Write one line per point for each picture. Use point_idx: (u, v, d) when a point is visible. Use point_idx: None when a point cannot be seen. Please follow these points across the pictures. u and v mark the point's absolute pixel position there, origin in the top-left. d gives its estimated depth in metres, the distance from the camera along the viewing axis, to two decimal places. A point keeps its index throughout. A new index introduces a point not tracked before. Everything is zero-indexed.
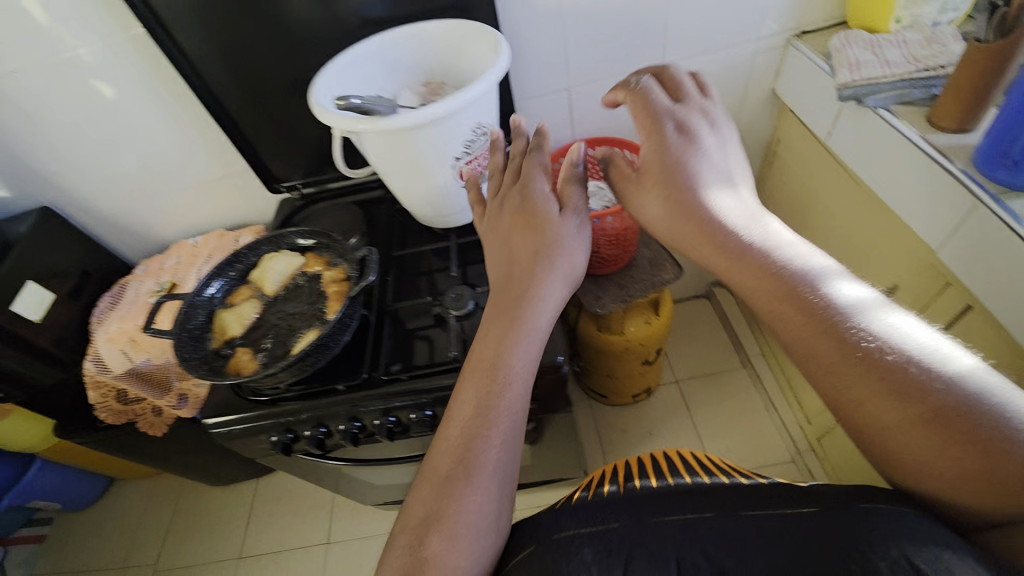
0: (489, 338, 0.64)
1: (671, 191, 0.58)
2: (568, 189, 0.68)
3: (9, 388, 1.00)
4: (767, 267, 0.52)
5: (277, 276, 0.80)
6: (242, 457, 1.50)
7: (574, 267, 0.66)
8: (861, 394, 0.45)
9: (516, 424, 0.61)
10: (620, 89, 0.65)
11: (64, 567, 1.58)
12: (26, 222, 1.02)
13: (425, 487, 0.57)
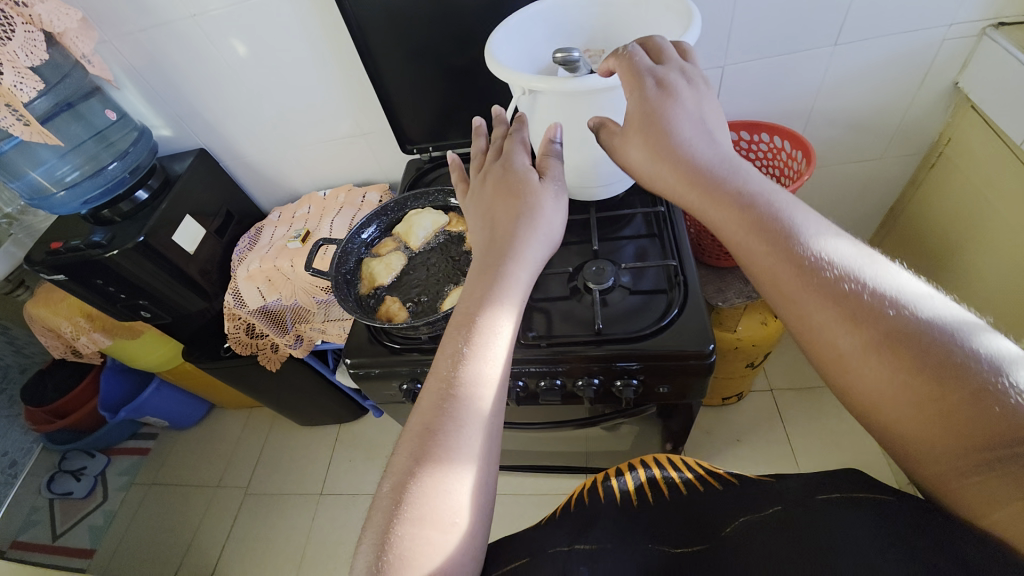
0: (472, 291, 0.57)
1: (657, 141, 0.56)
2: (547, 161, 0.64)
3: (158, 310, 1.09)
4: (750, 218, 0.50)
5: (423, 232, 0.81)
6: (331, 403, 1.59)
7: (551, 230, 0.61)
8: (843, 346, 0.43)
9: (504, 381, 0.54)
10: (610, 57, 0.61)
11: (164, 478, 1.74)
12: (184, 162, 1.10)
13: (409, 445, 0.49)
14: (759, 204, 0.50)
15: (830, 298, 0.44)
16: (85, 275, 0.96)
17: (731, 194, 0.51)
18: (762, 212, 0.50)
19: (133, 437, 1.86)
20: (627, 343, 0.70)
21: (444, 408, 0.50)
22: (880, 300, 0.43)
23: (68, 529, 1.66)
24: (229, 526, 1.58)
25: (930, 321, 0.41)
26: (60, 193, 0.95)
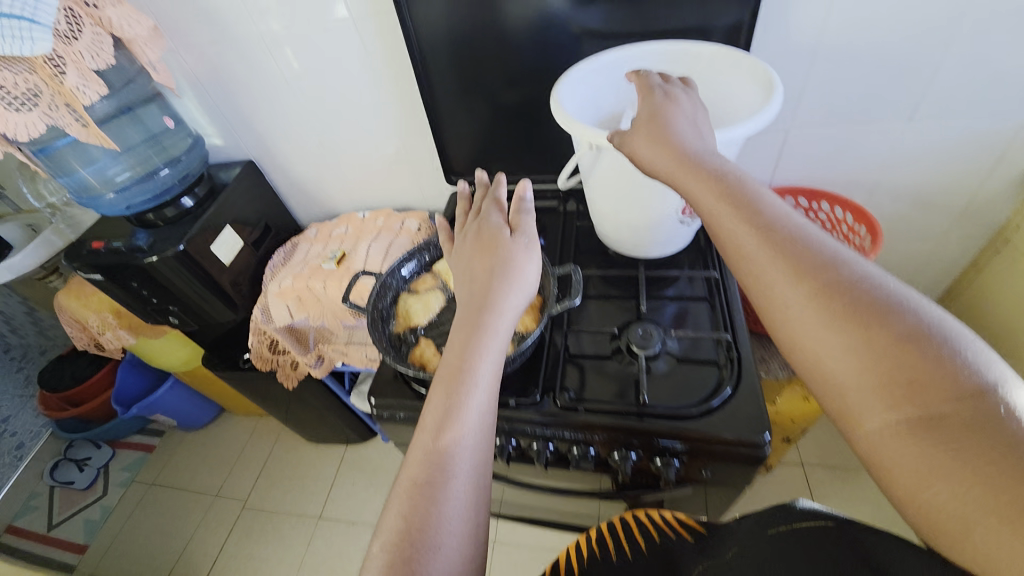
0: (455, 344, 0.58)
1: (659, 135, 0.56)
2: (519, 218, 0.68)
3: (185, 316, 1.08)
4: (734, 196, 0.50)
5: None
6: (341, 424, 1.55)
7: (528, 282, 0.63)
8: (799, 316, 0.43)
9: (484, 413, 0.54)
10: (633, 74, 0.64)
11: (164, 478, 1.71)
12: (231, 172, 1.11)
13: (402, 500, 0.48)
14: (740, 194, 0.50)
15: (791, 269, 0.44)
16: (122, 276, 0.98)
17: (704, 167, 0.52)
18: (734, 189, 0.50)
19: (140, 432, 1.84)
20: (672, 420, 0.66)
21: (433, 459, 0.50)
22: (858, 284, 0.41)
23: (64, 520, 1.63)
24: (223, 539, 1.53)
25: (898, 306, 0.40)
26: (110, 194, 0.96)
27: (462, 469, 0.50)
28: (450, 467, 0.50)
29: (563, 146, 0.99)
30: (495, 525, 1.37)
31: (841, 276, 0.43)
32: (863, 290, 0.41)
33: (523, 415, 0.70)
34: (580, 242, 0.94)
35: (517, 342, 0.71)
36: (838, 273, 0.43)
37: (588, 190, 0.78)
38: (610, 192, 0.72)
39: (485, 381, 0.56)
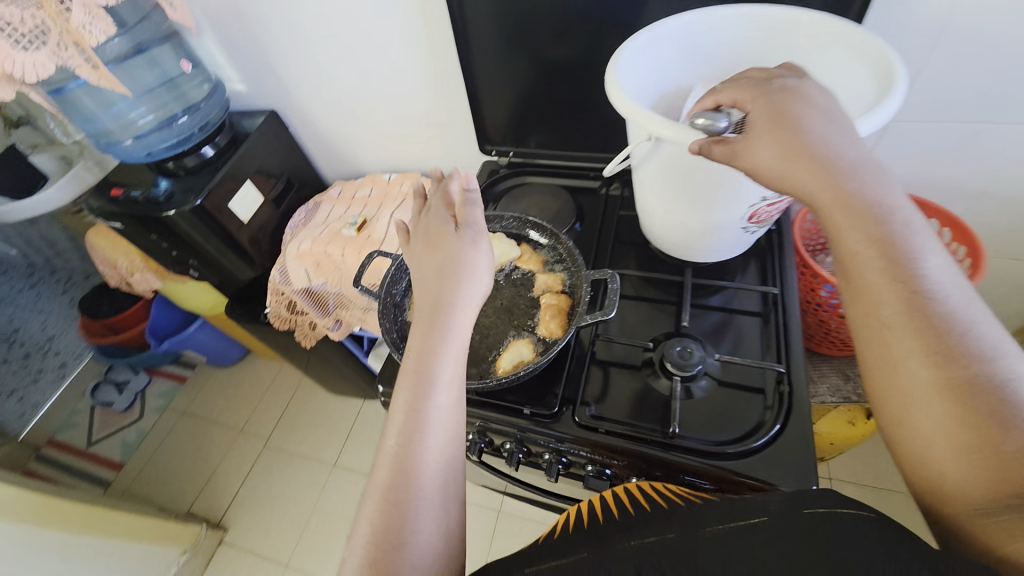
0: (414, 344, 0.55)
1: (779, 132, 0.45)
2: (463, 210, 0.62)
3: (205, 270, 1.07)
4: (864, 226, 0.41)
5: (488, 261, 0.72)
6: (359, 381, 1.56)
7: (480, 275, 0.58)
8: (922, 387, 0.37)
9: (447, 415, 0.52)
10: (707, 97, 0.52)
11: (194, 408, 1.80)
12: (255, 121, 1.05)
13: (373, 506, 0.47)
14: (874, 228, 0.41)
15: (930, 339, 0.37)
16: (142, 228, 0.96)
17: (853, 197, 0.42)
18: (882, 227, 0.41)
19: (173, 364, 1.93)
20: (702, 456, 0.59)
21: (399, 462, 0.48)
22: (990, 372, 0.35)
23: (103, 438, 1.76)
24: (246, 473, 1.61)
25: None
26: (128, 140, 0.92)
27: (429, 470, 0.49)
28: (417, 474, 0.48)
29: (614, 121, 0.88)
30: (502, 497, 1.38)
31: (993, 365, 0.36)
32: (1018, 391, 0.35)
33: (537, 427, 0.65)
34: (620, 234, 0.85)
35: (538, 350, 0.63)
36: (992, 359, 0.36)
37: (639, 182, 0.67)
38: (667, 188, 0.62)
39: (446, 383, 0.53)
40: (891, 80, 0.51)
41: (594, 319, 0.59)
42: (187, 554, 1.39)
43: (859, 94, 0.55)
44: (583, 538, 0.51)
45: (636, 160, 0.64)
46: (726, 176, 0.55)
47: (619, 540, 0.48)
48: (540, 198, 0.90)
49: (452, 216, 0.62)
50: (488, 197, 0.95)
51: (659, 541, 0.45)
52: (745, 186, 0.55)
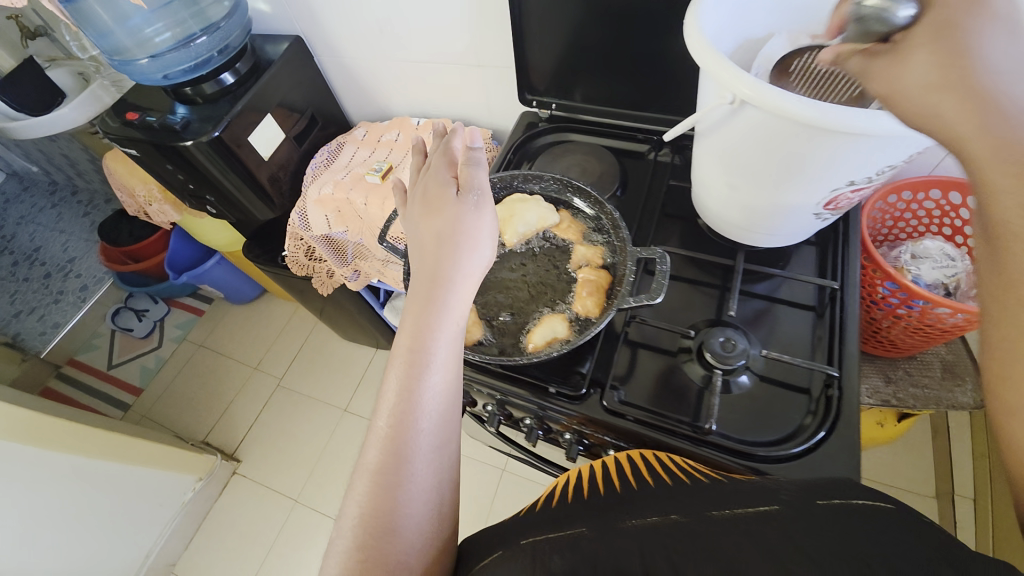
0: (409, 320, 0.52)
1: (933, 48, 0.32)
2: (466, 171, 0.57)
3: (224, 207, 1.03)
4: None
5: (523, 227, 0.65)
6: (373, 331, 1.54)
7: (480, 247, 0.55)
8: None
9: (442, 392, 0.50)
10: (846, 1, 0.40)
11: (210, 340, 1.83)
12: (279, 49, 0.97)
13: (363, 482, 0.46)
14: None
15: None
16: (158, 158, 0.91)
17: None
18: None
19: (191, 296, 1.93)
20: (735, 456, 0.55)
21: (391, 441, 0.47)
22: None
23: (122, 362, 1.79)
24: (260, 409, 1.65)
25: None
26: (143, 59, 0.85)
27: (422, 450, 0.47)
28: (409, 452, 0.46)
29: (674, 78, 0.78)
30: (507, 458, 1.38)
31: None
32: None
33: (560, 406, 0.62)
34: (666, 206, 0.77)
35: (573, 328, 0.59)
36: None
37: (700, 150, 0.59)
38: (737, 163, 0.54)
39: (441, 359, 0.51)
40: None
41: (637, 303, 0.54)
42: (203, 481, 1.44)
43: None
44: (584, 508, 0.48)
45: (700, 126, 0.56)
46: (813, 154, 0.47)
47: (623, 516, 0.45)
48: (581, 160, 0.83)
49: (453, 178, 0.59)
50: (524, 153, 0.88)
51: (666, 518, 0.43)
52: (834, 167, 0.48)
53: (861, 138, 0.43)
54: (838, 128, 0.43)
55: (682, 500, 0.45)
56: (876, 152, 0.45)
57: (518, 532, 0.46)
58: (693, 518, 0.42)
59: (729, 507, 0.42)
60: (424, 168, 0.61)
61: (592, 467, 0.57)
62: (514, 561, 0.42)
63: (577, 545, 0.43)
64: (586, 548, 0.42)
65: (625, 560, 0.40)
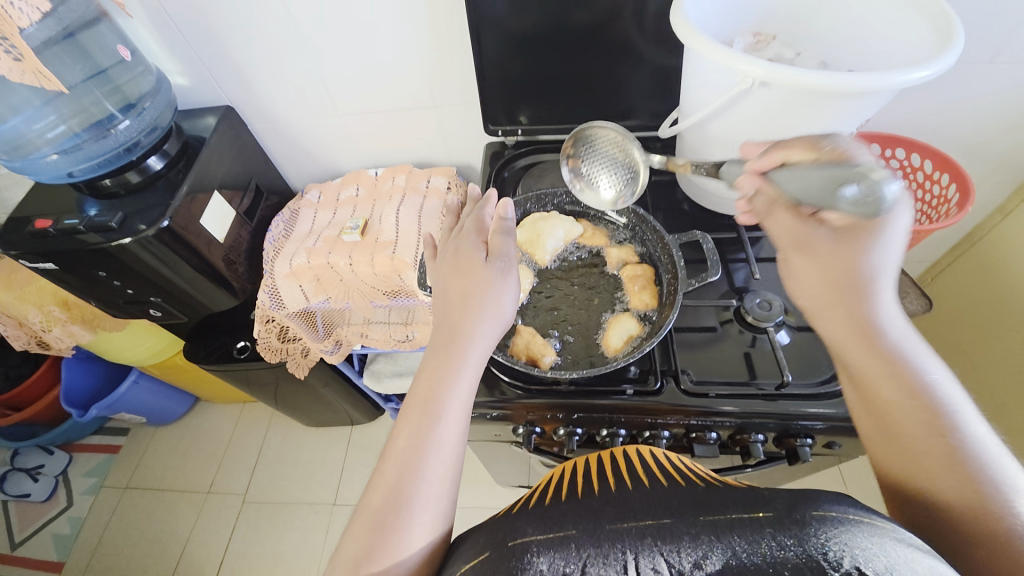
0: (425, 369, 0.50)
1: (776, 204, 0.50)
2: (497, 238, 0.55)
3: (169, 304, 0.89)
4: (830, 276, 0.47)
5: (553, 244, 0.70)
6: (348, 408, 1.39)
7: (504, 306, 0.52)
8: (840, 304, 0.46)
9: (456, 449, 0.47)
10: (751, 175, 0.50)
11: (137, 481, 1.49)
12: (208, 123, 0.88)
13: (358, 531, 0.42)
14: (846, 287, 0.46)
15: (830, 277, 0.47)
16: (83, 266, 0.77)
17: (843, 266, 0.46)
18: (859, 295, 0.45)
19: (99, 432, 1.58)
20: (813, 400, 0.60)
21: (393, 490, 0.43)
22: (923, 402, 0.42)
23: (25, 539, 1.40)
24: (228, 538, 1.37)
25: (942, 413, 0.41)
26: (51, 154, 0.72)
27: (421, 518, 0.42)
28: (410, 505, 0.43)
29: (631, 87, 0.84)
30: None
31: (873, 297, 0.45)
32: (885, 324, 0.45)
33: (642, 405, 0.62)
34: (655, 199, 0.82)
35: (644, 325, 0.64)
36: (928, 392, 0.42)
37: (700, 139, 0.65)
38: (744, 141, 0.60)
39: (457, 414, 0.48)
40: (948, 18, 0.52)
41: (695, 286, 0.63)
42: None
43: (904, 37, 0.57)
44: (576, 508, 0.41)
45: (703, 113, 0.60)
46: (818, 120, 0.54)
47: (613, 515, 0.39)
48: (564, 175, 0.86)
49: (482, 242, 0.56)
50: (503, 180, 0.88)
51: (656, 523, 0.38)
52: (833, 127, 0.55)
53: (862, 97, 0.50)
54: (844, 91, 0.49)
55: (677, 502, 0.40)
56: (866, 109, 0.53)
57: (503, 532, 0.39)
58: (684, 521, 0.37)
59: (719, 511, 0.38)
60: (455, 230, 0.59)
61: (586, 462, 0.51)
62: (499, 568, 0.35)
63: (570, 548, 0.36)
64: (581, 554, 0.36)
65: (615, 557, 0.36)
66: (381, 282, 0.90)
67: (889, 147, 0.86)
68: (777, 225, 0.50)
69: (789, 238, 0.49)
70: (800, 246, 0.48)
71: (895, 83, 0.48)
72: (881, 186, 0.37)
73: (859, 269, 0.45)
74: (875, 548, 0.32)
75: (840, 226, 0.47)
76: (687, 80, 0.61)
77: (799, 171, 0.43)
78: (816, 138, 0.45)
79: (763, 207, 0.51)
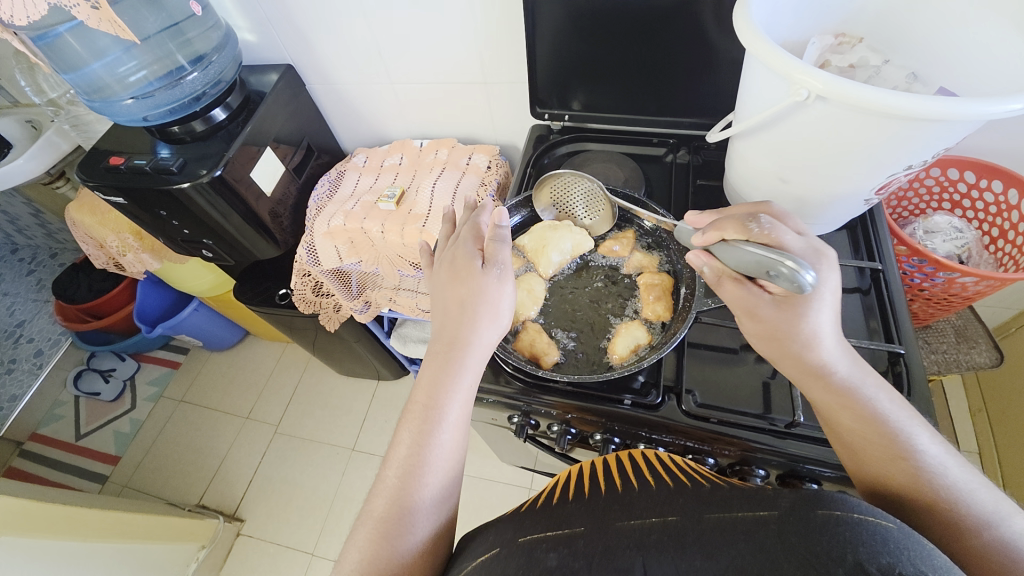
0: (424, 377, 0.50)
1: (720, 275, 0.52)
2: (493, 246, 0.54)
3: (220, 247, 0.96)
4: (774, 331, 0.49)
5: (557, 258, 0.69)
6: (375, 364, 1.46)
7: (499, 313, 0.53)
8: (787, 359, 0.49)
9: (455, 455, 0.48)
10: (697, 251, 0.53)
11: (189, 397, 1.66)
12: (269, 80, 0.92)
13: (364, 532, 0.44)
14: (788, 340, 0.48)
15: (771, 338, 0.50)
16: (150, 204, 0.85)
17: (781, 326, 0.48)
18: (803, 345, 0.48)
19: (162, 348, 1.77)
20: (825, 446, 0.55)
21: (398, 492, 0.45)
22: (881, 431, 0.44)
23: (92, 430, 1.62)
24: (257, 462, 1.51)
25: (903, 437, 0.43)
26: (127, 100, 0.79)
27: (422, 522, 0.44)
28: (412, 509, 0.44)
29: (691, 79, 0.78)
30: (533, 475, 1.29)
31: (814, 345, 0.47)
32: (832, 363, 0.47)
33: (639, 418, 0.60)
34: (696, 205, 0.78)
35: (654, 334, 0.63)
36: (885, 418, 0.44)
37: (749, 148, 0.60)
38: (794, 159, 0.54)
39: (455, 420, 0.49)
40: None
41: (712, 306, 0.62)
42: (207, 548, 1.31)
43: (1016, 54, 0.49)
44: (583, 507, 0.41)
45: (753, 123, 0.55)
46: (881, 144, 0.48)
47: (621, 513, 0.40)
48: (603, 167, 0.83)
49: (478, 250, 0.55)
50: (542, 167, 0.87)
51: (663, 519, 0.37)
52: (899, 154, 0.48)
53: (941, 124, 0.44)
54: (914, 116, 0.43)
55: (684, 500, 0.39)
56: (944, 139, 0.47)
57: (513, 530, 0.40)
58: (690, 518, 0.37)
59: (730, 509, 0.36)
60: (451, 238, 0.59)
61: (598, 462, 0.49)
62: (509, 566, 0.37)
63: (574, 546, 0.37)
64: (587, 551, 0.37)
65: (623, 557, 0.35)
66: (408, 253, 0.91)
67: (983, 177, 0.75)
68: (728, 295, 0.53)
69: (742, 306, 0.51)
70: (751, 315, 0.51)
71: (979, 113, 0.41)
72: (799, 274, 0.43)
73: (800, 330, 0.48)
74: (887, 550, 0.29)
75: (777, 294, 0.49)
76: (742, 83, 0.56)
77: (732, 250, 0.48)
78: (745, 222, 0.49)
79: (711, 278, 0.53)
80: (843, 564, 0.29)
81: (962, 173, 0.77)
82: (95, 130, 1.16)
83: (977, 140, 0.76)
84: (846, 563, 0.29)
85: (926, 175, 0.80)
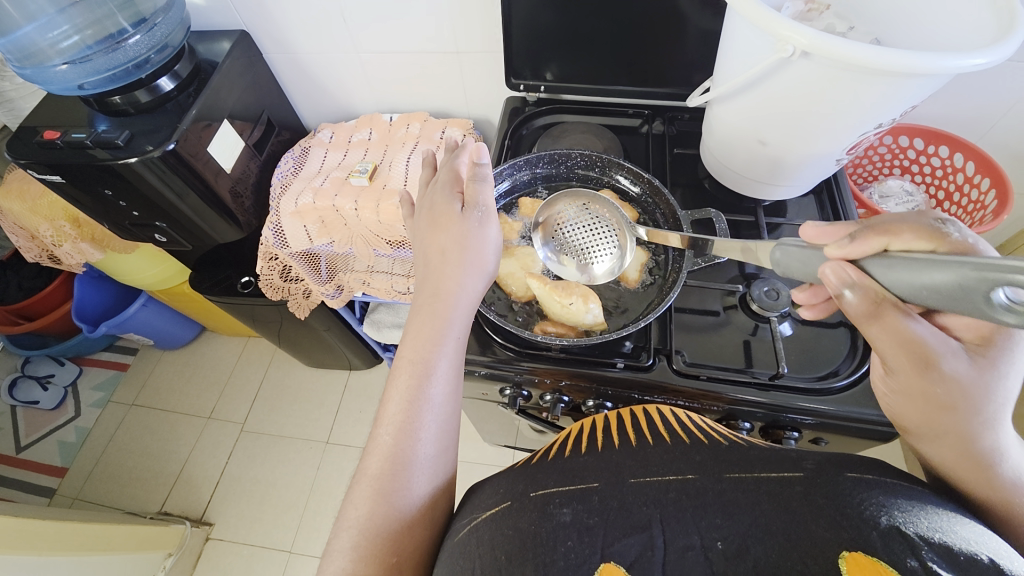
0: (410, 333, 0.49)
1: (877, 314, 0.38)
2: (471, 187, 0.53)
3: (175, 231, 0.89)
4: (940, 390, 0.38)
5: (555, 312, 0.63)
6: (347, 354, 1.40)
7: (484, 258, 0.52)
8: (947, 428, 0.39)
9: (448, 412, 0.46)
10: (843, 275, 0.39)
11: (142, 398, 1.55)
12: (222, 48, 0.85)
13: (362, 492, 0.42)
14: (950, 404, 0.38)
15: (936, 402, 0.39)
16: (91, 182, 0.78)
17: (951, 384, 0.38)
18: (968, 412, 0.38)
19: (107, 350, 1.64)
20: (806, 394, 0.58)
21: (393, 452, 0.43)
22: None
23: (33, 442, 1.48)
24: (225, 461, 1.43)
25: None
26: (61, 64, 0.70)
27: (418, 479, 0.43)
28: (409, 465, 0.43)
29: (665, 51, 0.78)
30: (514, 452, 1.30)
31: (991, 423, 0.38)
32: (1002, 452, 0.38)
33: (632, 380, 0.61)
34: (674, 173, 0.79)
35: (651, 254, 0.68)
36: None
37: (728, 110, 0.61)
38: (777, 119, 0.56)
39: (445, 376, 0.47)
40: (1012, 9, 0.47)
41: (702, 265, 0.62)
42: (174, 556, 1.24)
43: (951, 16, 0.52)
44: (596, 459, 0.41)
45: (735, 85, 0.56)
46: (861, 101, 0.49)
47: (635, 468, 0.40)
48: (582, 138, 0.83)
49: (458, 194, 0.54)
50: (520, 138, 0.86)
51: (681, 478, 0.38)
52: (873, 113, 0.51)
53: (917, 79, 0.46)
54: (892, 71, 0.45)
55: (700, 456, 0.40)
56: (918, 94, 0.49)
57: (524, 483, 0.40)
58: (710, 477, 0.38)
59: (748, 469, 0.37)
60: (430, 182, 0.57)
61: (606, 417, 0.49)
62: (522, 519, 0.37)
63: (590, 501, 0.38)
64: (602, 507, 0.37)
65: (640, 513, 0.36)
66: (384, 231, 0.88)
67: (931, 144, 0.81)
68: (880, 337, 0.39)
69: (906, 353, 0.38)
70: (923, 365, 0.38)
71: (949, 68, 0.44)
72: None
73: (990, 398, 0.38)
74: (924, 514, 0.32)
75: (970, 340, 0.39)
76: (724, 41, 0.57)
77: (916, 264, 0.35)
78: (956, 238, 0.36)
79: (860, 310, 0.38)
80: (876, 526, 0.31)
81: (910, 141, 0.83)
82: (22, 108, 1.04)
83: (925, 109, 0.81)
84: (881, 525, 0.31)
85: (880, 142, 0.85)
